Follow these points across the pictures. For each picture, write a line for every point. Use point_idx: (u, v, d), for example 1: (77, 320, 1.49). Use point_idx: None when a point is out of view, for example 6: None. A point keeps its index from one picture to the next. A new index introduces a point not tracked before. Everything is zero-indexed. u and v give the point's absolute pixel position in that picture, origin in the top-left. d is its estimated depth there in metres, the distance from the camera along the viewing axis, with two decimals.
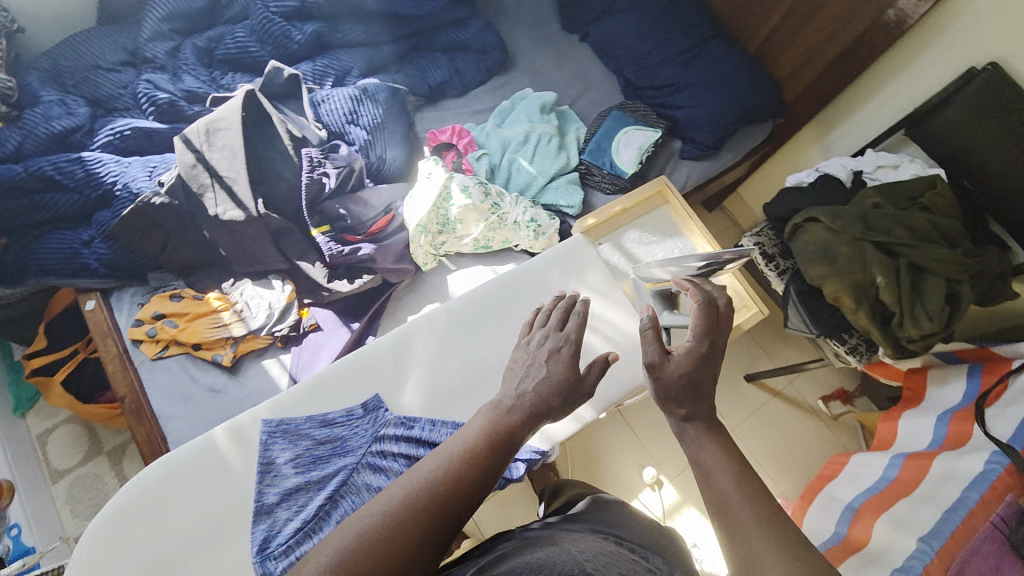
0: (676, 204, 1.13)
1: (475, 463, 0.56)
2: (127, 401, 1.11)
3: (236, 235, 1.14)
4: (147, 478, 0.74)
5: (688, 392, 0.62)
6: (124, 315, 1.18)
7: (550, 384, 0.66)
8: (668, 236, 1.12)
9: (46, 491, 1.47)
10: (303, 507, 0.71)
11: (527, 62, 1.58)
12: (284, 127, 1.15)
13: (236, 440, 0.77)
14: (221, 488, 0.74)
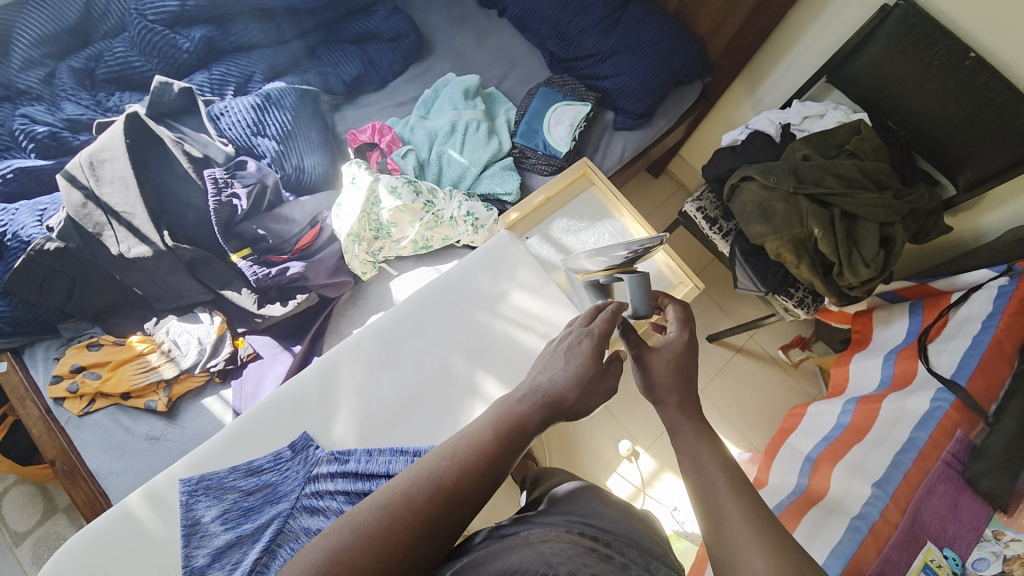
0: (605, 186, 1.11)
1: (485, 468, 0.51)
2: (59, 464, 1.02)
3: (149, 272, 1.06)
4: (62, 562, 0.70)
5: (684, 388, 0.61)
6: (41, 373, 1.08)
7: (567, 383, 0.59)
8: (598, 220, 1.10)
9: (10, 553, 1.37)
10: (237, 564, 0.67)
11: (446, 44, 1.49)
12: (180, 149, 1.07)
13: (155, 505, 0.74)
14: (145, 558, 0.71)
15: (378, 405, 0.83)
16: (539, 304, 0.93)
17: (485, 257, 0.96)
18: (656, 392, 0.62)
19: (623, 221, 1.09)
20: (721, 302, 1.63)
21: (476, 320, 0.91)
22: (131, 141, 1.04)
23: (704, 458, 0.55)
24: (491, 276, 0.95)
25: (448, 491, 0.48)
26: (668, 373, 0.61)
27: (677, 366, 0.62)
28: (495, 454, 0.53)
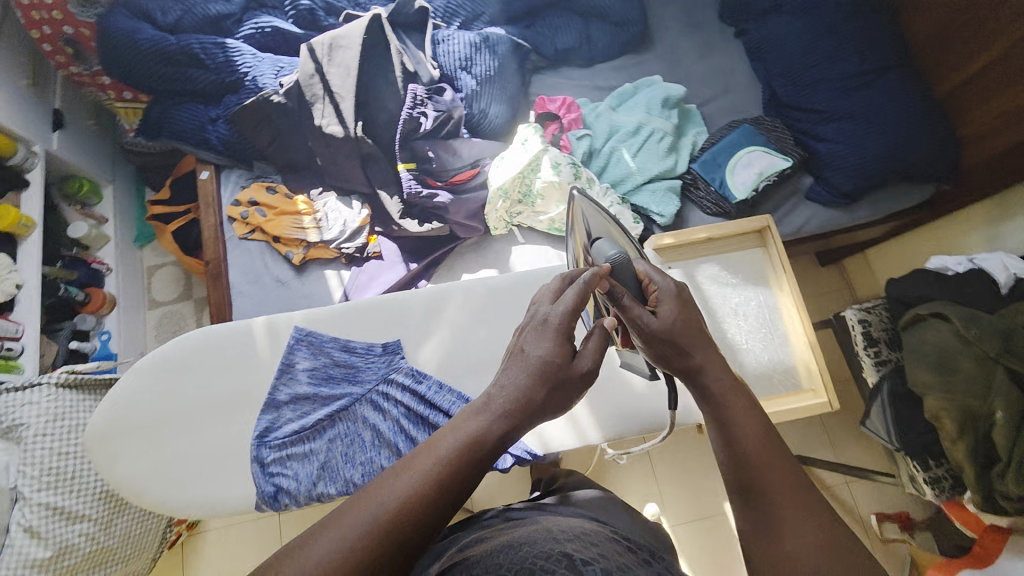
0: (773, 253, 1.04)
1: (448, 481, 0.45)
2: (210, 264, 1.21)
3: (332, 151, 1.20)
4: (190, 338, 0.83)
5: (693, 334, 0.58)
6: (227, 192, 1.29)
7: (526, 381, 0.51)
8: (750, 284, 1.04)
9: (141, 314, 1.70)
10: (305, 416, 0.81)
11: (667, 46, 1.43)
12: (399, 58, 1.16)
13: (269, 334, 0.84)
14: (244, 371, 0.83)
15: (466, 351, 0.86)
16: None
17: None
18: (670, 355, 0.58)
19: (775, 298, 1.02)
20: (831, 429, 1.43)
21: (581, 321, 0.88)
22: (366, 38, 1.15)
23: (737, 417, 0.52)
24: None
25: (407, 514, 0.43)
26: (670, 325, 0.58)
27: (675, 311, 0.59)
28: (461, 468, 0.46)
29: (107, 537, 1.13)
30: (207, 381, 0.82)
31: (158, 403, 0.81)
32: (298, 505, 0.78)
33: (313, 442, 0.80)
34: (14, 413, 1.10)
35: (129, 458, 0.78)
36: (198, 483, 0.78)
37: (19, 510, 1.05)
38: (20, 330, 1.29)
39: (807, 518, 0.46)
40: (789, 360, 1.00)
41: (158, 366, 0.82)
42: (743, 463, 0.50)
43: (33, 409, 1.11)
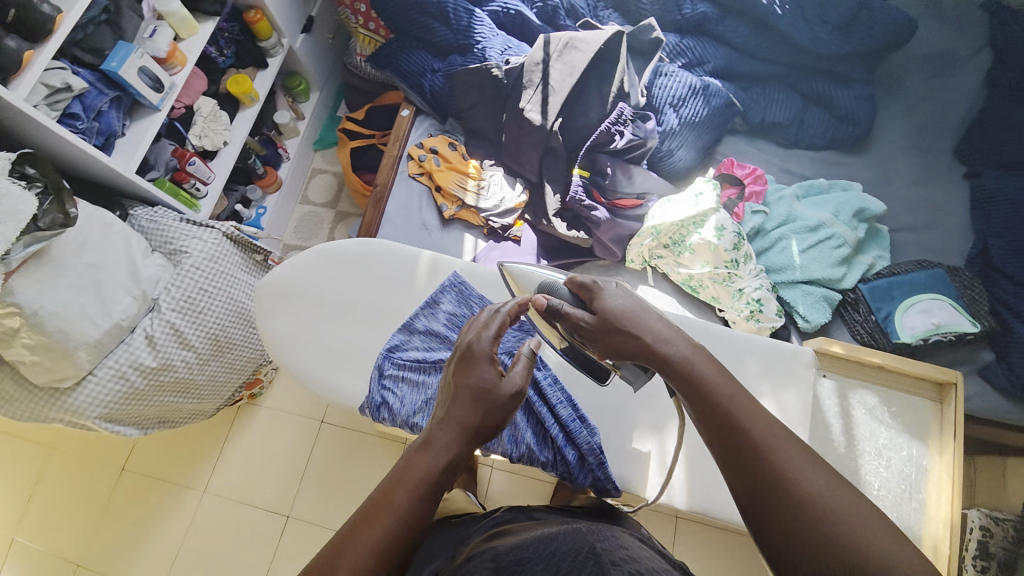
0: (945, 415, 0.93)
1: (415, 519, 0.52)
2: (378, 188, 1.33)
3: (521, 135, 1.25)
4: (369, 244, 0.92)
5: (629, 318, 0.64)
6: (416, 134, 1.41)
7: (460, 405, 0.58)
8: (905, 435, 0.94)
9: (292, 205, 1.85)
10: (431, 350, 0.85)
11: (880, 158, 1.36)
12: (621, 77, 1.19)
13: (430, 269, 0.89)
14: (398, 291, 0.90)
15: None
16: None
17: (778, 354, 0.86)
18: (618, 348, 0.64)
19: (926, 460, 0.93)
20: None
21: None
22: (602, 49, 1.19)
23: (732, 393, 0.56)
24: (765, 372, 0.85)
25: (379, 569, 0.50)
26: (606, 317, 0.65)
27: (607, 304, 0.66)
28: (418, 515, 0.52)
29: (198, 373, 1.25)
30: (367, 285, 0.90)
31: (322, 285, 0.90)
32: (392, 424, 0.81)
33: (429, 376, 0.83)
34: (185, 241, 1.24)
35: (283, 320, 0.88)
36: (324, 368, 0.86)
37: (152, 318, 1.17)
38: (209, 177, 1.45)
39: (805, 496, 0.49)
40: (916, 531, 0.91)
41: (336, 254, 0.91)
42: (731, 449, 0.53)
43: (198, 244, 1.25)
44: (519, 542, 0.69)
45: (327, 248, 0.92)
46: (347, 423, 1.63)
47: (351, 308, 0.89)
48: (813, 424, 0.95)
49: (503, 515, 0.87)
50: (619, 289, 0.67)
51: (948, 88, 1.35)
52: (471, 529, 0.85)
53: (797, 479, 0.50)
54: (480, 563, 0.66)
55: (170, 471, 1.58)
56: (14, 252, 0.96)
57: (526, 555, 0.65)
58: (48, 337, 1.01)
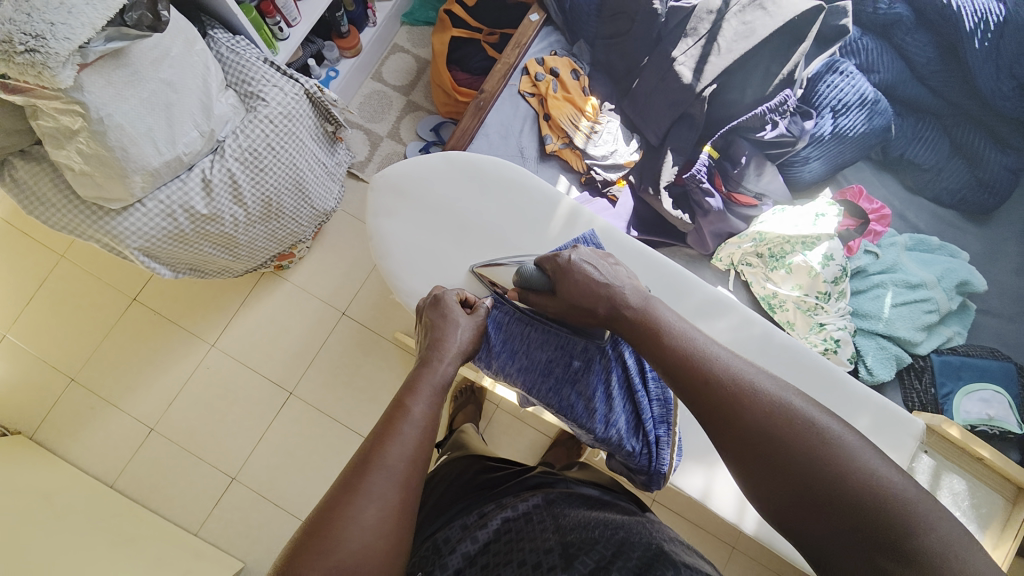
0: (1013, 518, 0.91)
1: (434, 417, 0.58)
2: (483, 95, 1.19)
3: (659, 87, 1.12)
4: (510, 170, 0.90)
5: (593, 280, 0.70)
6: (538, 46, 1.26)
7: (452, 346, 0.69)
8: (972, 524, 0.91)
9: (363, 78, 1.63)
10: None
11: (1001, 236, 1.28)
12: (797, 61, 1.05)
13: (568, 217, 0.88)
14: (526, 226, 0.88)
15: None
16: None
17: (890, 418, 0.85)
18: (588, 318, 0.72)
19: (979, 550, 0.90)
20: None
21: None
22: (794, 20, 1.04)
23: (731, 367, 0.58)
24: (873, 431, 0.85)
25: (422, 457, 0.54)
26: (573, 288, 0.71)
27: (566, 281, 0.72)
28: (437, 414, 0.59)
29: (236, 230, 1.13)
30: (497, 210, 0.88)
31: (452, 196, 0.88)
32: (485, 366, 0.80)
33: (536, 329, 0.80)
34: (264, 87, 1.10)
35: (396, 221, 0.88)
36: (420, 282, 0.86)
37: (214, 161, 1.05)
38: (296, 20, 1.29)
39: (777, 429, 0.53)
40: None
41: (463, 166, 0.89)
42: (707, 405, 0.57)
43: (278, 94, 1.10)
44: (584, 519, 0.62)
45: (467, 160, 0.90)
46: (368, 323, 1.48)
47: (476, 229, 0.87)
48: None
49: (543, 472, 0.79)
50: (579, 262, 0.72)
51: None
52: (511, 480, 0.78)
53: (770, 414, 0.54)
54: (541, 533, 0.60)
55: (182, 315, 1.47)
56: (93, 43, 0.83)
57: (594, 537, 0.58)
58: (106, 151, 0.90)
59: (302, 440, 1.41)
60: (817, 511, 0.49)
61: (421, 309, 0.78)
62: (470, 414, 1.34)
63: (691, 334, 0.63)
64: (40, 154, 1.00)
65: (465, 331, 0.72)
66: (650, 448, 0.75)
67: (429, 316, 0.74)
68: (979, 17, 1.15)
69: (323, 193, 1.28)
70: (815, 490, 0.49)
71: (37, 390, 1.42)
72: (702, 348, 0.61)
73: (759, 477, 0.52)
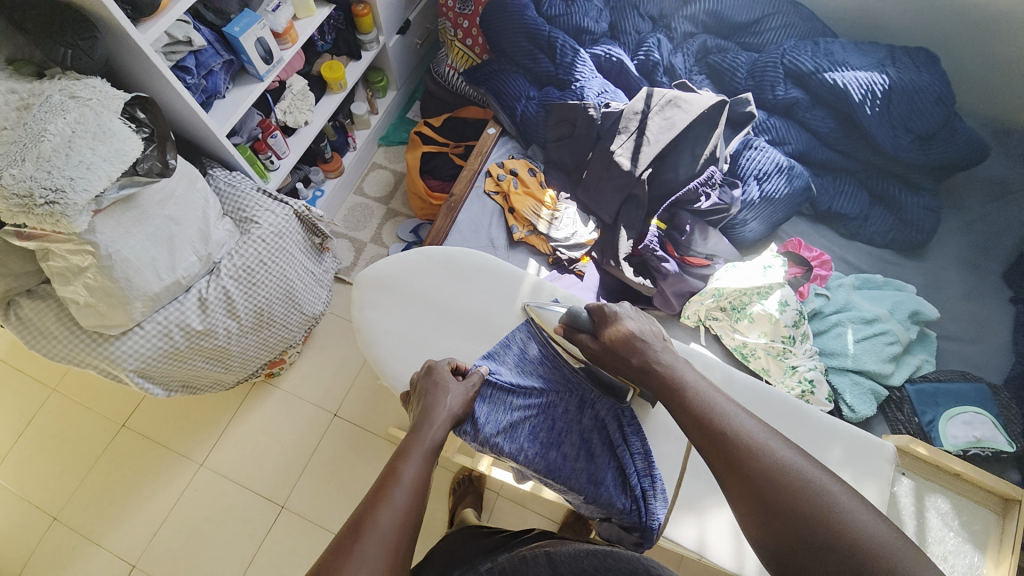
0: (1007, 533, 0.91)
1: (423, 480, 0.63)
2: (453, 198, 1.35)
3: (605, 175, 1.29)
4: (480, 257, 1.00)
5: (627, 339, 0.77)
6: (497, 153, 1.45)
7: (445, 412, 0.73)
8: (969, 544, 0.91)
9: (346, 193, 1.81)
10: (523, 375, 0.86)
11: (937, 267, 1.40)
12: (716, 143, 1.24)
13: (534, 292, 0.97)
14: (499, 304, 0.96)
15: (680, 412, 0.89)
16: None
17: (866, 446, 0.88)
18: (617, 366, 0.78)
19: (982, 570, 0.90)
20: None
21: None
22: (706, 112, 1.24)
23: (751, 424, 0.64)
24: (853, 461, 0.87)
25: (411, 519, 0.58)
26: (610, 338, 0.79)
27: (610, 329, 0.79)
28: (425, 478, 0.63)
29: (231, 343, 1.19)
30: (472, 293, 0.97)
31: (431, 285, 0.97)
32: (472, 439, 0.81)
33: (519, 398, 0.84)
34: (257, 211, 1.23)
35: (381, 313, 0.95)
36: (405, 367, 0.91)
37: (210, 281, 1.14)
38: (285, 153, 1.48)
39: (785, 483, 0.58)
40: None
41: (439, 258, 0.99)
42: (722, 455, 0.62)
43: (270, 216, 1.23)
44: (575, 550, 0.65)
45: (441, 252, 1.00)
46: (360, 421, 1.49)
47: (454, 312, 0.95)
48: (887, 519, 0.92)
49: (541, 533, 0.81)
50: (624, 314, 0.80)
51: (1006, 214, 1.43)
52: (509, 543, 0.78)
53: (780, 467, 0.59)
54: (535, 568, 0.64)
55: (172, 436, 1.46)
56: (108, 192, 0.96)
57: (585, 569, 0.62)
58: (111, 283, 0.99)
59: (295, 558, 1.33)
60: (819, 562, 0.54)
61: (413, 381, 0.82)
62: (470, 504, 1.30)
63: (714, 389, 0.69)
64: (47, 292, 1.08)
65: (454, 397, 0.76)
66: (640, 503, 0.77)
67: (421, 385, 0.79)
68: (864, 91, 1.36)
69: (312, 298, 1.37)
70: (818, 542, 0.54)
71: (15, 536, 1.35)
72: (718, 405, 0.66)
73: (765, 527, 0.57)
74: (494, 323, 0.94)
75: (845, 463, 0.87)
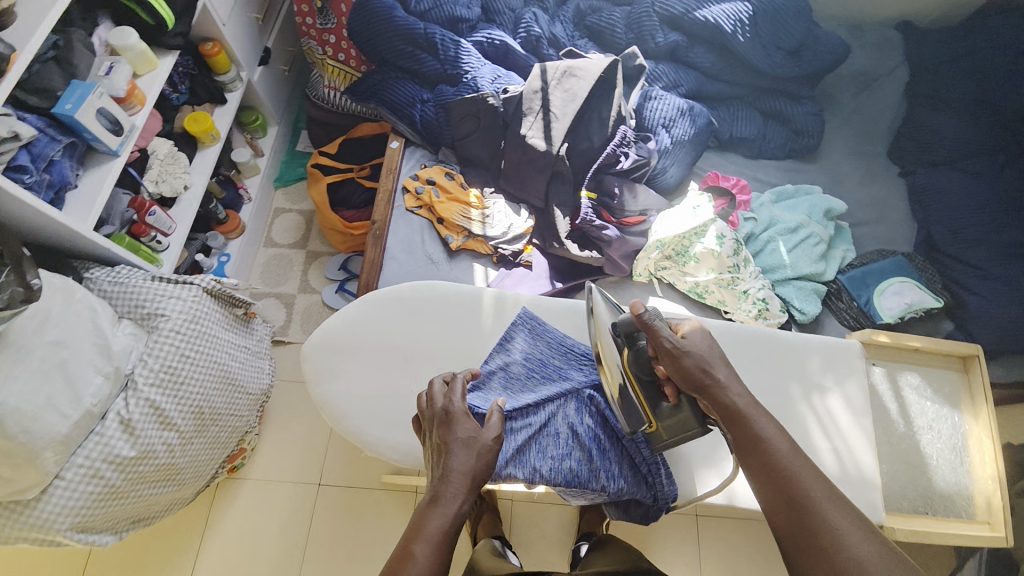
0: (973, 384, 1.04)
1: (439, 568, 0.59)
2: (375, 225, 1.26)
3: (524, 160, 1.27)
4: (429, 287, 0.93)
5: (703, 361, 0.73)
6: (408, 165, 1.37)
7: (464, 470, 0.66)
8: (947, 406, 1.03)
9: (256, 249, 1.66)
10: (514, 397, 0.84)
11: (833, 164, 1.52)
12: (619, 103, 1.26)
13: (498, 304, 0.93)
14: (465, 332, 0.91)
15: None
16: (849, 420, 0.91)
17: (834, 351, 0.95)
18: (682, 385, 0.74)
19: (965, 425, 1.02)
20: None
21: (785, 385, 0.92)
22: (601, 76, 1.26)
23: (807, 476, 0.62)
24: (827, 368, 0.94)
25: None
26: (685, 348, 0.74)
27: (687, 345, 0.74)
28: (440, 564, 0.59)
29: (181, 455, 1.06)
30: (434, 330, 0.91)
31: (385, 335, 0.90)
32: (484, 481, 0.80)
33: (516, 424, 0.82)
34: (160, 303, 1.07)
35: (341, 381, 0.88)
36: (388, 422, 0.86)
37: (127, 398, 0.99)
38: (171, 228, 1.30)
39: (840, 541, 0.56)
40: (967, 490, 1.00)
41: (386, 303, 0.92)
42: (775, 500, 0.61)
43: (177, 305, 1.08)
44: None
45: (386, 294, 0.93)
46: (350, 481, 1.38)
47: (419, 356, 0.89)
48: (875, 413, 1.02)
49: None
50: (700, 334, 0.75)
51: (876, 100, 1.58)
52: None
53: (834, 527, 0.57)
54: None
55: (142, 572, 1.29)
56: None
57: None
58: (7, 441, 0.84)
59: None
60: None
61: (424, 415, 0.75)
62: (490, 524, 1.27)
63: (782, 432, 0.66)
64: None
65: (476, 449, 0.68)
66: (654, 485, 0.80)
67: (438, 433, 0.71)
68: (733, 20, 1.43)
69: (253, 375, 1.23)
70: None
71: None
72: (788, 450, 0.64)
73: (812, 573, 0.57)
74: (457, 350, 0.90)
75: (826, 372, 0.93)
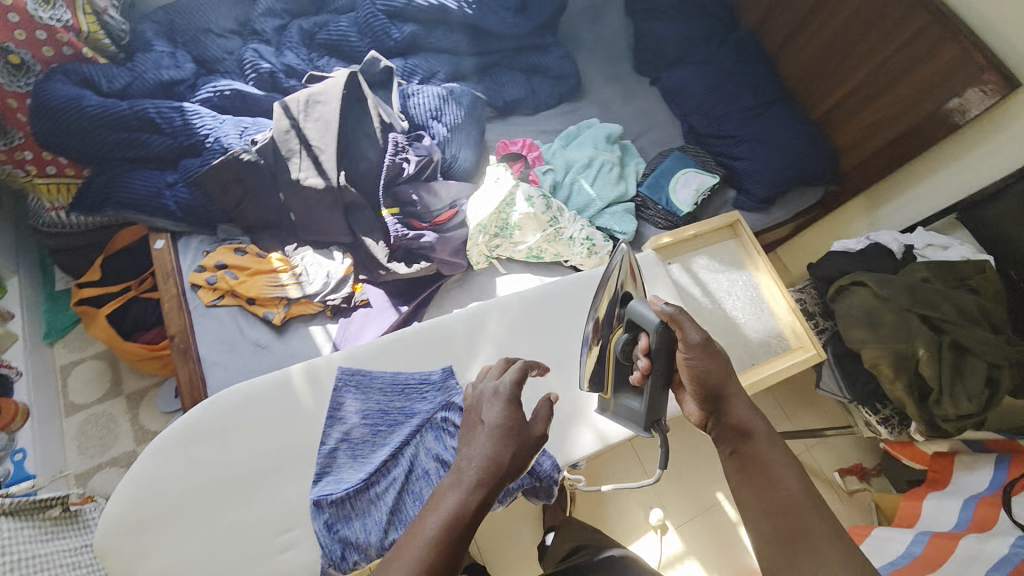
0: (747, 242, 1.23)
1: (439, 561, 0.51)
2: (176, 341, 1.08)
3: (310, 205, 1.18)
4: (224, 402, 0.84)
5: (714, 360, 0.69)
6: (188, 260, 1.19)
7: (492, 450, 0.59)
8: (734, 270, 1.21)
9: (58, 422, 1.36)
10: (367, 460, 0.85)
11: (598, 94, 1.66)
12: (377, 111, 1.23)
13: (310, 381, 0.88)
14: (288, 425, 0.85)
15: None
16: None
17: None
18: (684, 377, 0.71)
19: (753, 278, 1.21)
20: (786, 407, 1.64)
21: None
22: (347, 92, 1.21)
23: (785, 465, 0.61)
24: None
25: None
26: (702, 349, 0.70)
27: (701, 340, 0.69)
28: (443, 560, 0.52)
29: None
30: (252, 441, 0.83)
31: (194, 478, 0.79)
32: (369, 559, 0.80)
33: (379, 486, 0.83)
34: None
35: (161, 554, 0.75)
36: (250, 559, 0.77)
37: None
38: None
39: (809, 519, 0.56)
40: (776, 327, 1.18)
41: (179, 442, 0.81)
42: (753, 480, 0.61)
43: None
44: None
45: (174, 434, 0.81)
46: None
47: (246, 476, 0.81)
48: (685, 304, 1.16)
49: None
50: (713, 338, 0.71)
51: (607, 26, 1.74)
52: None
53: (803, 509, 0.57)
54: None
55: None
56: None
57: None
58: None
59: None
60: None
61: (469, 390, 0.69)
62: None
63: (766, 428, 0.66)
64: None
65: (513, 427, 0.61)
66: (534, 469, 0.88)
67: (476, 404, 0.65)
68: None
69: None
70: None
71: None
72: (771, 441, 0.63)
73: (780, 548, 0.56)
74: (287, 448, 0.84)
75: None
